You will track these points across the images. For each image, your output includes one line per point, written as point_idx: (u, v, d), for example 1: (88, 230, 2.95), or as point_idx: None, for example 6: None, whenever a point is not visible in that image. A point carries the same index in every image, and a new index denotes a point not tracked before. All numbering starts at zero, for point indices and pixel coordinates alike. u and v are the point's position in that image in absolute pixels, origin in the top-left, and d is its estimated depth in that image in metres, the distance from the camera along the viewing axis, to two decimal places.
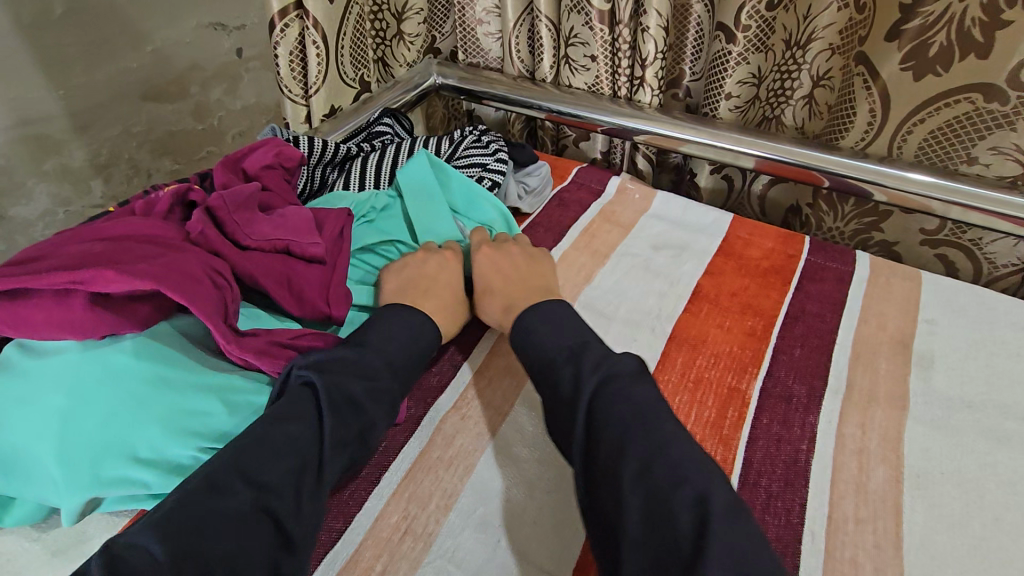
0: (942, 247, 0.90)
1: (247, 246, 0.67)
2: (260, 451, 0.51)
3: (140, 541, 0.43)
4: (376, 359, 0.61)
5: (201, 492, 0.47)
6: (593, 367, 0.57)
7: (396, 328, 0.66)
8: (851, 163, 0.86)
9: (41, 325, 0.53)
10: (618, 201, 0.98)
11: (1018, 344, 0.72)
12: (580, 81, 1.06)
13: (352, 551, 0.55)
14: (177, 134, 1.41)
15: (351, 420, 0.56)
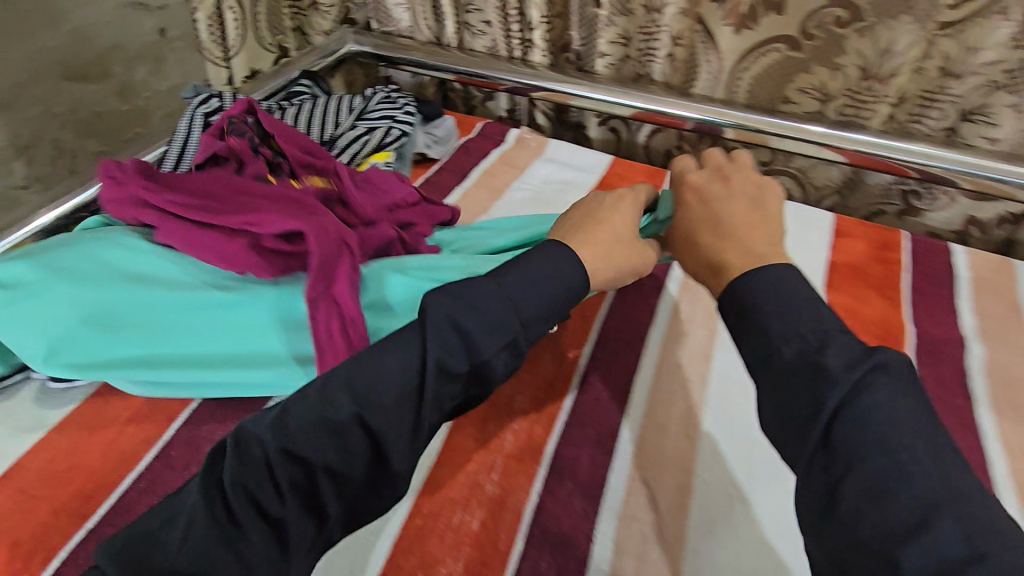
0: (778, 175, 1.10)
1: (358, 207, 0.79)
2: (369, 373, 0.47)
3: (259, 438, 0.45)
4: (501, 296, 0.52)
5: (315, 402, 0.46)
6: (852, 359, 0.42)
7: (537, 265, 0.55)
8: (704, 107, 1.05)
9: (180, 245, 0.66)
10: (516, 148, 1.12)
11: (821, 242, 0.92)
12: (480, 44, 1.20)
13: None
14: (102, 115, 1.30)
15: (460, 355, 0.49)
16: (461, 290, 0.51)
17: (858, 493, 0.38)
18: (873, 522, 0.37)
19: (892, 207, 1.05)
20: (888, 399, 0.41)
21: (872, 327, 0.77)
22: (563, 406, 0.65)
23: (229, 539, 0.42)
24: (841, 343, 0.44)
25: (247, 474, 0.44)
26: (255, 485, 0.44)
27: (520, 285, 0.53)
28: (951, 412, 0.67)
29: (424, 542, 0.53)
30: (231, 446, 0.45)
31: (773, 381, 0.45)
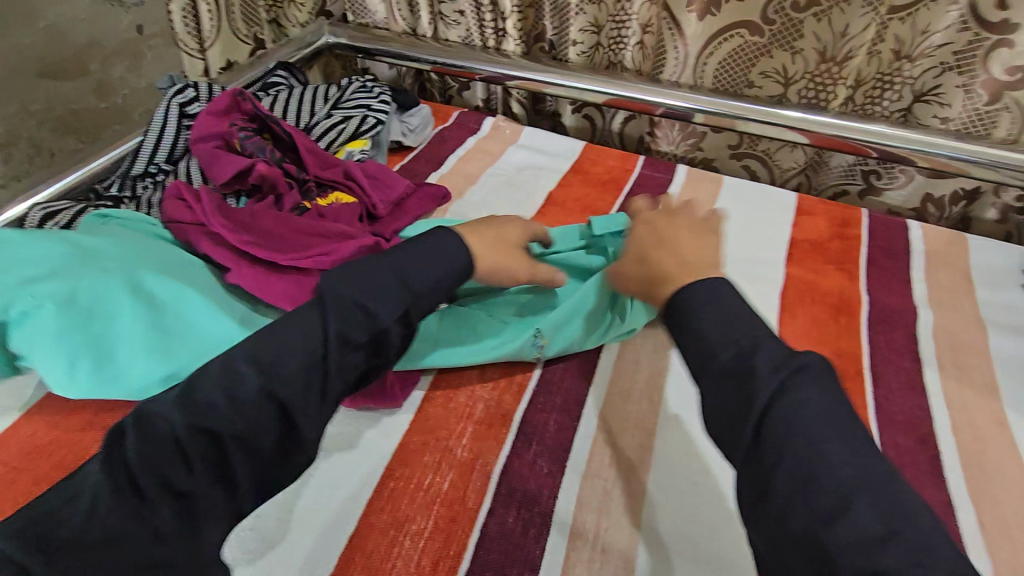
0: (746, 159, 1.13)
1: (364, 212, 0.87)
2: (274, 348, 0.48)
3: (165, 414, 0.45)
4: (389, 273, 0.54)
5: (222, 380, 0.47)
6: (779, 363, 0.43)
7: (428, 246, 0.58)
8: (669, 93, 1.07)
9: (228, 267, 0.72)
10: (490, 136, 1.14)
11: (783, 220, 0.95)
12: (455, 34, 1.22)
13: None
14: (79, 113, 1.29)
15: (360, 322, 0.51)
16: (351, 271, 0.53)
17: (788, 487, 0.40)
18: (805, 516, 0.38)
19: (855, 187, 1.09)
20: (817, 397, 0.42)
21: (829, 298, 0.81)
22: (532, 376, 0.68)
23: (143, 515, 0.41)
24: (774, 344, 0.45)
25: (156, 453, 0.43)
26: (165, 463, 0.43)
27: (412, 268, 0.55)
28: (899, 374, 0.71)
29: (396, 502, 0.56)
30: (135, 423, 0.44)
31: (713, 379, 0.46)
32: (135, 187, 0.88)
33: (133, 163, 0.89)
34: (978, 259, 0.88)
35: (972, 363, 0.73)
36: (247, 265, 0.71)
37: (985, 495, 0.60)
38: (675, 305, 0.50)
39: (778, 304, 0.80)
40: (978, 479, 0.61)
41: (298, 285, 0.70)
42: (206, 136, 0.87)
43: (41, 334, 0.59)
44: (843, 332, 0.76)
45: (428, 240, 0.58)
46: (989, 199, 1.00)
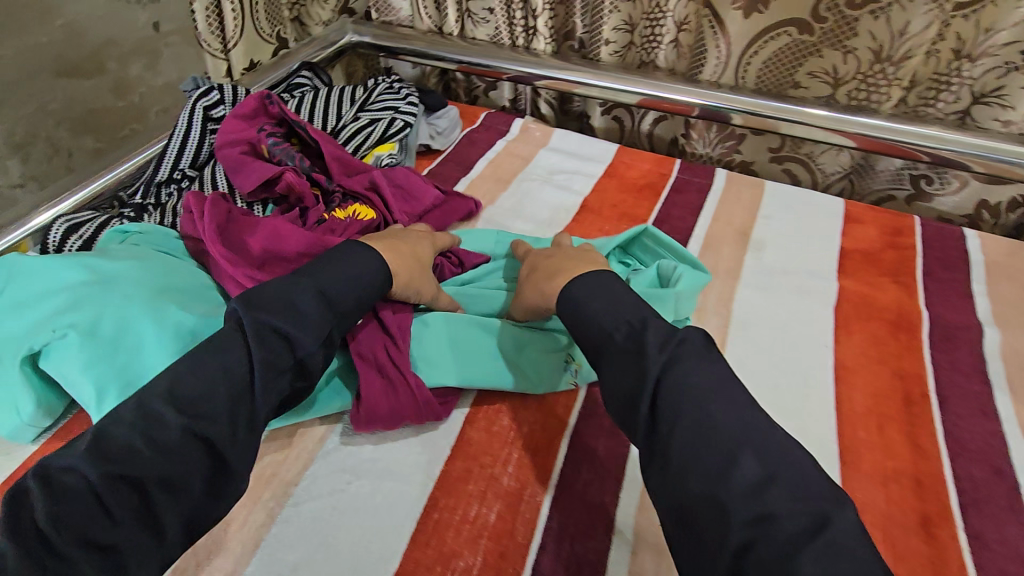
0: (787, 162, 1.09)
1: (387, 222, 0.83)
2: (198, 380, 0.49)
3: (75, 467, 0.43)
4: (310, 291, 0.56)
5: (139, 422, 0.46)
6: (663, 339, 0.52)
7: (345, 264, 0.60)
8: (707, 94, 1.03)
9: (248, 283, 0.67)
10: (520, 138, 1.10)
11: (830, 230, 0.90)
12: (483, 32, 1.18)
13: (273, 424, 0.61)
14: (98, 112, 1.24)
15: (281, 351, 0.53)
16: (263, 296, 0.54)
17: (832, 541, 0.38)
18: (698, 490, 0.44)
19: (903, 192, 1.04)
20: (687, 373, 0.50)
21: (887, 313, 0.76)
22: (577, 399, 0.65)
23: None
24: (655, 326, 0.54)
25: (73, 508, 0.42)
26: (86, 518, 0.42)
27: (332, 288, 0.58)
28: (968, 397, 0.66)
29: (441, 536, 0.53)
30: (40, 483, 0.42)
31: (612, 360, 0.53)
32: (159, 194, 0.85)
33: (158, 170, 0.86)
34: None
35: None
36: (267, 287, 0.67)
37: None
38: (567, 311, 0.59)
39: (833, 320, 0.75)
40: None
41: None
42: (233, 139, 0.84)
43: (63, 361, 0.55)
44: (905, 351, 0.71)
45: (346, 257, 0.61)
46: None
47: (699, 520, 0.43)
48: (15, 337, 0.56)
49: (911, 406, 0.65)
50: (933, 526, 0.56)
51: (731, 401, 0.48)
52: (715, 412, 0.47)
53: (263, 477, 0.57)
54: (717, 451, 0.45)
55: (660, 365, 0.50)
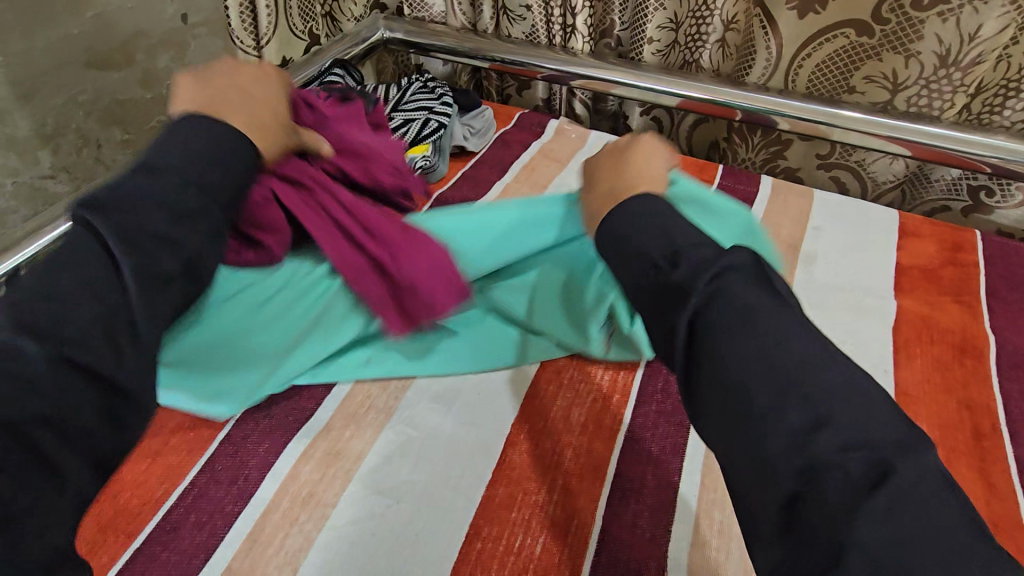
0: (835, 170, 1.04)
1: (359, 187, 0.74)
2: (52, 304, 0.41)
3: None
4: (171, 182, 0.49)
5: None
6: (698, 267, 0.42)
7: (198, 143, 0.53)
8: (757, 97, 0.97)
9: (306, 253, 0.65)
10: (556, 140, 1.07)
11: (885, 243, 0.86)
12: (518, 30, 1.15)
13: (307, 444, 0.59)
14: (126, 104, 1.22)
15: (155, 253, 0.46)
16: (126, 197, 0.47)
17: None
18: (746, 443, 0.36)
19: (959, 204, 0.99)
20: (733, 298, 0.40)
21: (951, 336, 0.72)
22: (624, 420, 0.62)
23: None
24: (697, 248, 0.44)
25: None
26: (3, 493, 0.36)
27: (192, 168, 0.51)
28: None
29: (487, 567, 0.51)
30: None
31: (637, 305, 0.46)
32: None
33: None
34: None
35: None
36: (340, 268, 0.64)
37: None
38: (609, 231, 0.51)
39: (893, 342, 0.71)
40: None
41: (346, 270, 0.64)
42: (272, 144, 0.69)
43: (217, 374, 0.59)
44: (972, 379, 0.67)
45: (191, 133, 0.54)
46: None
47: (742, 482, 0.36)
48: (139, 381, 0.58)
49: (982, 441, 0.61)
50: None
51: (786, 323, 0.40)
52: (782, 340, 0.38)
53: (302, 498, 0.55)
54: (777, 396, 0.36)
55: (699, 292, 0.41)
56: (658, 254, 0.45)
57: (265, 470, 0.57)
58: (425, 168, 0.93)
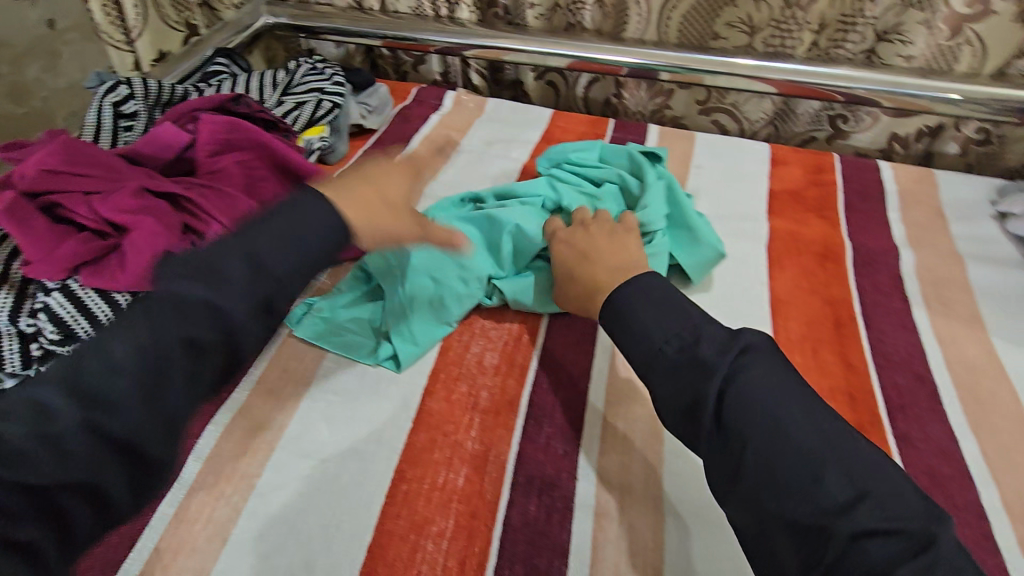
0: (715, 113, 1.12)
1: (271, 161, 0.75)
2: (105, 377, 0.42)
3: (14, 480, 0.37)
4: (237, 260, 0.47)
5: (27, 418, 0.39)
6: (723, 347, 0.47)
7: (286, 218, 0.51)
8: (635, 51, 1.05)
9: None
10: (454, 111, 1.09)
11: (760, 173, 0.95)
12: (404, 5, 1.16)
13: (226, 423, 0.59)
14: None
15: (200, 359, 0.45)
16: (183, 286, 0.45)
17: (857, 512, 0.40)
18: (783, 509, 0.41)
19: (822, 133, 1.09)
20: (761, 375, 0.46)
21: (814, 246, 0.81)
22: (534, 357, 0.66)
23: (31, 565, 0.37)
24: (711, 333, 0.49)
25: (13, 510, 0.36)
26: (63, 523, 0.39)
27: (286, 259, 0.49)
28: (890, 314, 0.72)
29: (412, 505, 0.54)
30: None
31: (663, 375, 0.49)
32: None
33: None
34: (949, 194, 0.90)
35: (956, 297, 0.74)
36: None
37: (984, 424, 0.60)
38: (617, 311, 0.54)
39: (766, 257, 0.80)
40: (976, 404, 0.62)
41: None
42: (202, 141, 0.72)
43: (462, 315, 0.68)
44: (833, 279, 0.76)
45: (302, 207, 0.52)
46: (950, 133, 1.02)
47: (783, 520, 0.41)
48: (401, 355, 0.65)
49: (841, 328, 0.70)
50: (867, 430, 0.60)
51: (802, 404, 0.45)
52: (787, 435, 0.43)
53: (227, 471, 0.56)
54: (799, 477, 0.41)
55: (724, 372, 0.46)
56: (681, 329, 0.50)
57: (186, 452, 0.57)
58: (324, 149, 0.93)
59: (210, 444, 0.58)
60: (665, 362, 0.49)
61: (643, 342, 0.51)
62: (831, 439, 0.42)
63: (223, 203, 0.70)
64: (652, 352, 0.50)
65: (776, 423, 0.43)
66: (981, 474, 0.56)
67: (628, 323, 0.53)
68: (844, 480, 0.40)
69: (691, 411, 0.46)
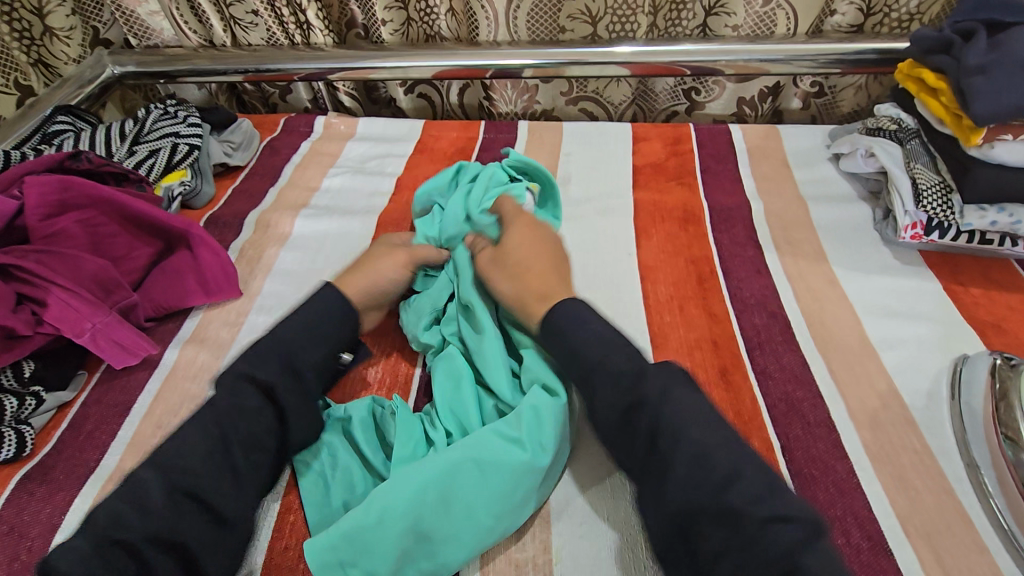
0: (581, 102, 1.17)
1: (113, 215, 0.72)
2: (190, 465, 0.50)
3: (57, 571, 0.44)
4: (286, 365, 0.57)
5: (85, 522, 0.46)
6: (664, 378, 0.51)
7: (310, 311, 0.61)
8: (492, 53, 1.07)
9: (78, 333, 0.63)
10: (326, 136, 1.08)
11: (624, 152, 1.00)
12: (256, 37, 1.14)
13: (95, 492, 0.56)
14: None
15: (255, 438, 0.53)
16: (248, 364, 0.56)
17: None
18: (700, 496, 0.44)
19: (682, 106, 1.17)
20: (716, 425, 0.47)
21: (676, 212, 0.86)
22: (417, 364, 0.67)
23: None
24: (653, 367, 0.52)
25: None
26: None
27: (304, 337, 0.59)
28: (746, 262, 0.77)
29: (301, 536, 0.54)
30: None
31: (605, 383, 0.52)
32: None
33: None
34: (790, 145, 0.98)
35: (801, 236, 0.81)
36: (102, 343, 0.65)
37: (829, 346, 0.66)
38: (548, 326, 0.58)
39: (634, 230, 0.84)
40: (823, 331, 0.68)
41: (117, 344, 0.66)
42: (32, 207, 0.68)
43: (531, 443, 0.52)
44: (694, 240, 0.81)
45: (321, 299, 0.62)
46: (789, 90, 1.11)
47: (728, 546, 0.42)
48: (362, 559, 0.49)
49: (704, 283, 0.75)
50: (729, 373, 0.64)
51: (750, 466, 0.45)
52: (711, 446, 0.46)
53: None
54: (714, 477, 0.44)
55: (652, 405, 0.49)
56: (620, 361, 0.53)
57: (52, 532, 0.54)
58: (187, 193, 0.90)
59: (79, 520, 0.54)
60: (607, 369, 0.53)
61: (581, 354, 0.55)
62: (729, 449, 0.46)
63: (66, 265, 0.66)
64: (592, 362, 0.54)
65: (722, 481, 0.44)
66: (829, 391, 0.62)
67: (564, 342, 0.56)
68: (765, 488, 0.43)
69: (629, 414, 0.50)
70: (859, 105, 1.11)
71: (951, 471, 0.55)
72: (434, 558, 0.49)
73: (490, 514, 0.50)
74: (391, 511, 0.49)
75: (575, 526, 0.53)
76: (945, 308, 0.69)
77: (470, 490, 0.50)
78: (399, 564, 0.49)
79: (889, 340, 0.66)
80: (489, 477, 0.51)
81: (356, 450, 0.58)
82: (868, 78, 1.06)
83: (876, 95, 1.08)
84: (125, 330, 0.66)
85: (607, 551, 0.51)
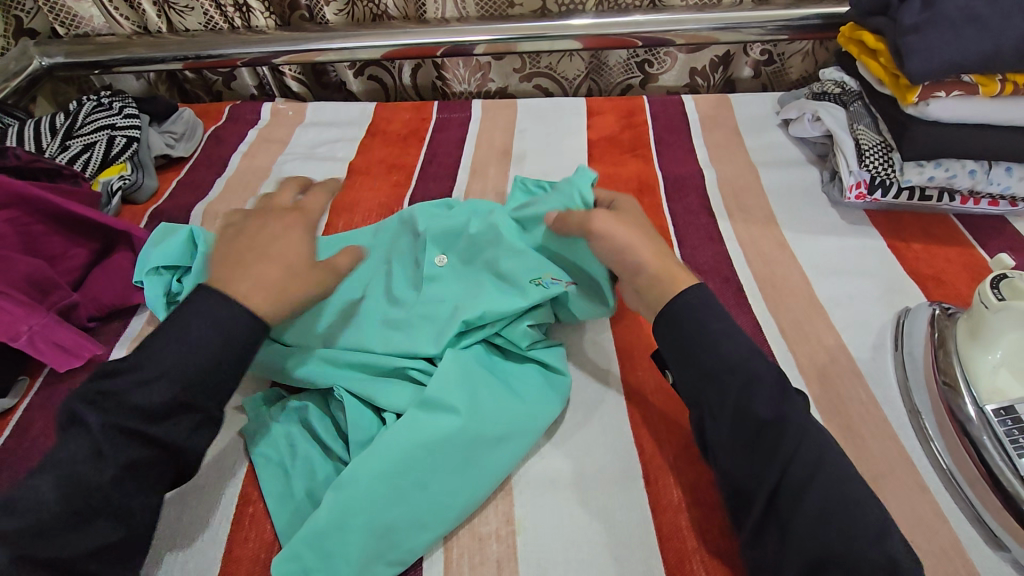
0: (535, 78, 1.17)
1: (49, 213, 0.69)
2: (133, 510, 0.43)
3: None
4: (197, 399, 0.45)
5: None
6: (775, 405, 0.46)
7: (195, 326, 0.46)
8: (442, 30, 1.04)
9: (18, 338, 0.61)
10: (273, 122, 1.05)
11: (578, 125, 1.00)
12: (193, 22, 1.10)
13: None
14: None
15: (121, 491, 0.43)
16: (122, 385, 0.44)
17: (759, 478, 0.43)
18: (833, 541, 0.40)
19: (636, 79, 1.17)
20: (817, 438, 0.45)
21: (631, 183, 0.86)
22: None
23: None
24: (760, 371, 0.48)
25: None
26: None
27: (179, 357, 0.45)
28: (700, 229, 0.78)
29: (261, 525, 0.53)
30: None
31: (741, 390, 0.47)
32: None
33: None
34: (742, 113, 0.99)
35: (752, 202, 0.82)
36: (45, 348, 0.62)
37: (781, 306, 0.68)
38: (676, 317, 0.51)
39: None
40: (774, 293, 0.69)
41: (61, 348, 0.63)
42: None
43: (467, 415, 0.53)
44: (648, 210, 0.82)
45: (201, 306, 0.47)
46: (740, 59, 1.12)
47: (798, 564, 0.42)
48: (324, 555, 0.48)
49: None
50: None
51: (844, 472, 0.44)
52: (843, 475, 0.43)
53: None
54: (861, 527, 0.41)
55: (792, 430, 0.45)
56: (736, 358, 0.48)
57: None
58: (128, 186, 0.86)
59: None
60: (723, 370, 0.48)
61: (718, 355, 0.48)
62: (850, 480, 0.43)
63: None
64: (729, 363, 0.48)
65: (854, 504, 0.42)
66: (780, 350, 0.63)
67: (688, 335, 0.50)
68: (880, 526, 0.41)
69: (756, 435, 0.45)
70: (806, 72, 1.13)
71: (895, 419, 0.57)
72: (401, 548, 0.49)
73: (452, 491, 0.50)
74: (349, 501, 0.49)
75: (534, 496, 0.54)
76: (889, 263, 0.72)
77: (419, 469, 0.50)
78: (366, 565, 0.48)
79: (837, 298, 0.68)
80: (436, 450, 0.51)
81: (312, 435, 0.57)
82: (814, 44, 1.08)
83: (822, 61, 1.10)
84: (69, 335, 0.64)
85: (573, 522, 0.52)
